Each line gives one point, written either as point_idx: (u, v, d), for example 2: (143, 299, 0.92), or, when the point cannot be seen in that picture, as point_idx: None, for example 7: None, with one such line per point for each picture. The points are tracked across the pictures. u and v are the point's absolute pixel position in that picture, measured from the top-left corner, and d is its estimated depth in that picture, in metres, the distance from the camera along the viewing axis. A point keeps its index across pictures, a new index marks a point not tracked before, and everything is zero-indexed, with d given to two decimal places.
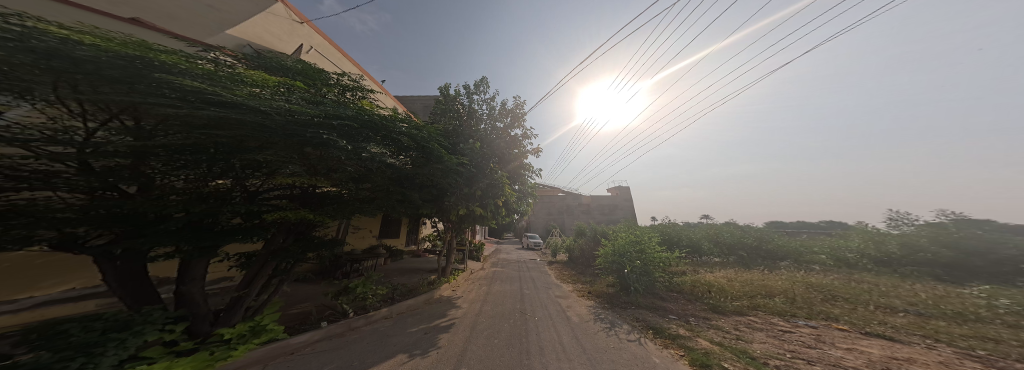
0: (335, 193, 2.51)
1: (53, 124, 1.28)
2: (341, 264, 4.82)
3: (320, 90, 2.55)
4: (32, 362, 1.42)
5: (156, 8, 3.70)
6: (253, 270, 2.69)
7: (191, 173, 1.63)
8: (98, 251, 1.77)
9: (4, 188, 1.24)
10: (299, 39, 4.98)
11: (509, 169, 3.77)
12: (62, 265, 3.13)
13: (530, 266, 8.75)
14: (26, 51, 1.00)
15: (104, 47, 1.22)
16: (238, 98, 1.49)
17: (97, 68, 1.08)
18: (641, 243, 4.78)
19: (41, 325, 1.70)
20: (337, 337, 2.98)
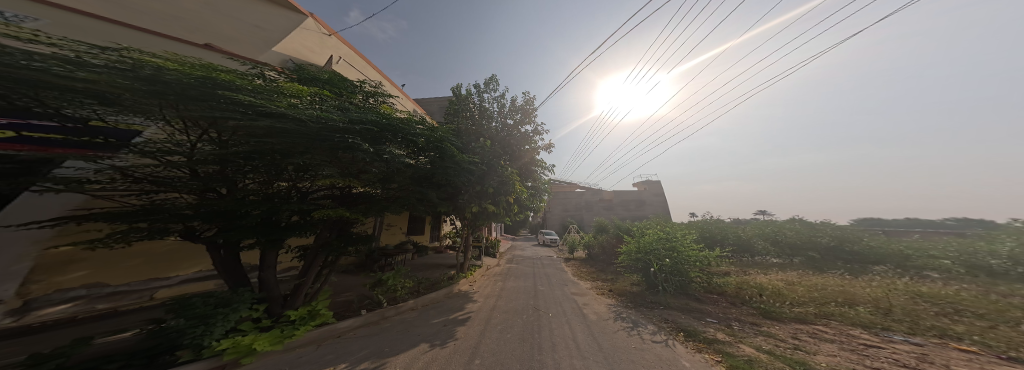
0: (367, 193, 2.85)
1: (169, 139, 1.77)
2: (376, 258, 5.38)
3: (346, 98, 2.94)
4: (175, 326, 2.14)
5: (220, 34, 4.61)
6: (308, 261, 3.18)
7: (258, 175, 2.08)
8: (206, 241, 2.34)
9: (149, 189, 1.78)
10: (328, 49, 5.93)
11: (521, 166, 3.86)
12: (195, 252, 4.19)
13: (549, 262, 8.64)
14: (139, 79, 1.39)
15: (186, 71, 1.62)
16: (282, 109, 1.85)
17: (185, 90, 1.48)
18: (673, 241, 4.38)
19: (178, 300, 2.39)
20: (372, 325, 3.35)
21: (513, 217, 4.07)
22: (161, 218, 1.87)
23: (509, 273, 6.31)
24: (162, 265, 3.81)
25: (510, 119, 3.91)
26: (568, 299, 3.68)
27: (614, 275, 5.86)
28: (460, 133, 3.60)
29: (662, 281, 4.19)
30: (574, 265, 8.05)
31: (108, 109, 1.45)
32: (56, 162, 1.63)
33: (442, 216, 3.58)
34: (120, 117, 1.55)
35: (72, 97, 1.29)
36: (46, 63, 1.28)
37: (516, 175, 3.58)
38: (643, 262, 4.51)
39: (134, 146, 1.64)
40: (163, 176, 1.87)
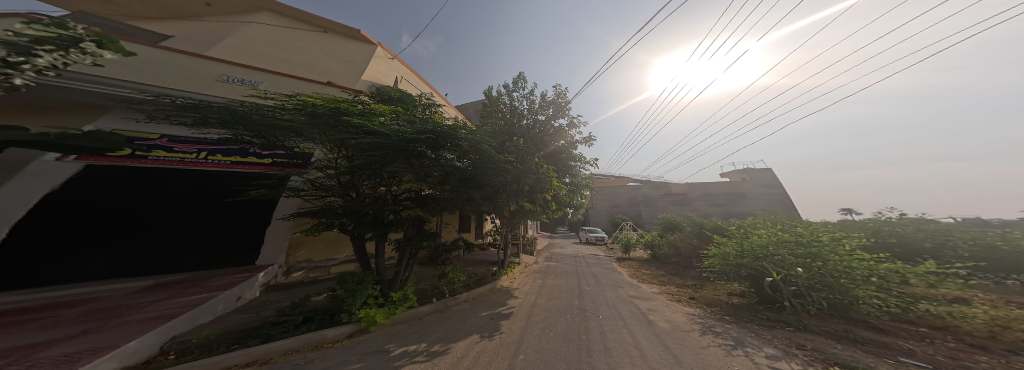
0: (432, 196, 3.52)
1: (329, 158, 3.05)
2: (439, 253, 6.38)
3: (412, 112, 3.83)
4: (339, 294, 3.44)
5: (334, 72, 7.09)
6: (400, 254, 4.11)
7: (371, 181, 3.11)
8: (346, 231, 3.52)
9: (322, 191, 3.11)
10: (393, 71, 8.18)
11: (556, 162, 4.20)
12: (344, 241, 6.78)
13: (599, 265, 7.88)
14: (311, 115, 2.60)
15: (325, 106, 2.64)
16: (374, 126, 2.74)
17: (327, 119, 2.61)
18: (805, 245, 3.48)
19: (341, 279, 3.72)
20: (440, 312, 3.90)
21: (547, 214, 4.19)
22: (329, 212, 3.10)
23: (555, 274, 6.19)
24: (331, 249, 6.48)
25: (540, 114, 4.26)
26: (645, 319, 3.11)
27: (692, 291, 4.64)
28: (496, 135, 4.11)
29: (789, 294, 3.37)
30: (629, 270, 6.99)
31: (295, 136, 2.79)
32: (288, 177, 3.35)
33: (486, 215, 3.92)
34: (303, 143, 2.98)
35: (284, 132, 2.74)
36: (273, 111, 2.59)
37: (552, 171, 3.77)
38: (756, 274, 3.80)
39: (314, 164, 2.96)
40: (327, 183, 3.20)
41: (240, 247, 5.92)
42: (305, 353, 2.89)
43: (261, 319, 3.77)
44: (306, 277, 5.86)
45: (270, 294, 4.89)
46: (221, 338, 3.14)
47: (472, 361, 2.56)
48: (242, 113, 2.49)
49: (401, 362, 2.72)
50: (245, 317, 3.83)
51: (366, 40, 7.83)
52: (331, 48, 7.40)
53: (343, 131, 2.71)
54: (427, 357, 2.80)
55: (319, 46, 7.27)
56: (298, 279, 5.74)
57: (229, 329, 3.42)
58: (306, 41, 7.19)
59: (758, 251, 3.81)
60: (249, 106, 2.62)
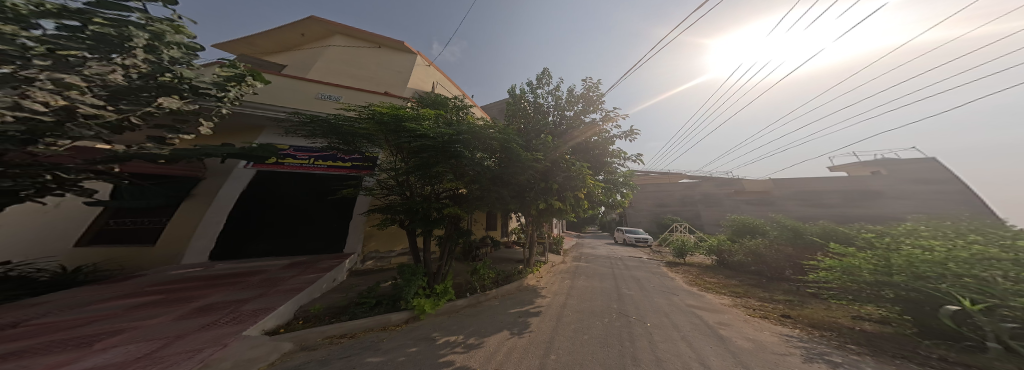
0: (466, 194, 3.82)
1: (393, 162, 3.73)
2: (470, 250, 7.08)
3: (451, 115, 4.31)
4: (400, 282, 4.07)
5: (387, 82, 8.64)
6: (442, 250, 4.56)
7: (420, 180, 3.61)
8: (402, 226, 4.14)
9: (387, 190, 3.81)
10: (429, 78, 9.61)
11: (589, 157, 4.71)
12: (399, 235, 7.91)
13: (646, 279, 7.12)
14: (378, 123, 3.23)
15: (385, 113, 3.24)
16: (420, 129, 3.19)
17: (388, 124, 3.21)
18: (954, 261, 2.50)
19: (402, 268, 4.38)
20: (473, 306, 4.20)
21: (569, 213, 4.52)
22: (390, 208, 3.72)
23: (597, 286, 6.05)
24: (391, 240, 7.70)
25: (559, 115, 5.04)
26: (712, 332, 3.13)
27: (788, 322, 3.58)
28: (525, 136, 4.41)
29: (998, 331, 2.07)
30: (685, 289, 6.05)
31: (367, 142, 3.57)
32: (364, 177, 4.23)
33: (513, 214, 4.09)
34: (372, 147, 3.74)
35: (361, 139, 3.52)
36: (353, 122, 3.38)
37: (586, 168, 3.75)
38: (933, 302, 2.60)
39: (381, 167, 3.66)
40: (388, 184, 3.88)
41: (334, 237, 7.41)
42: (377, 333, 3.49)
43: (345, 300, 4.78)
44: (378, 265, 7.22)
45: (353, 278, 6.15)
46: (326, 312, 4.16)
47: (508, 351, 2.67)
48: (335, 125, 3.36)
49: (445, 350, 3.02)
50: (336, 296, 4.94)
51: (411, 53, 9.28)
52: (383, 61, 9.00)
53: (400, 133, 3.28)
54: (465, 348, 3.00)
55: (376, 62, 8.95)
56: (370, 266, 7.07)
57: (331, 304, 4.50)
58: (369, 57, 8.98)
59: (926, 271, 2.60)
60: (338, 118, 3.48)
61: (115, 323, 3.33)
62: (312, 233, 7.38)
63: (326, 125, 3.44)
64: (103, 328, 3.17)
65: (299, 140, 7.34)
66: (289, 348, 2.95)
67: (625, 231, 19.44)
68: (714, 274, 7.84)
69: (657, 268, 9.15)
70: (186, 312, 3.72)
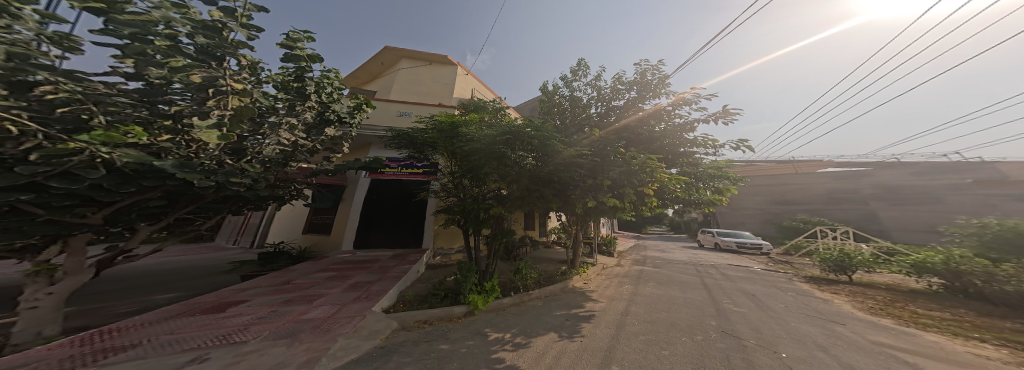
0: (508, 195, 4.00)
1: (450, 166, 4.32)
2: (511, 250, 8.15)
3: (491, 117, 4.78)
4: (461, 278, 4.52)
5: (437, 93, 10.16)
6: (488, 249, 4.86)
7: (469, 181, 4.01)
8: (454, 226, 4.60)
9: (445, 191, 4.42)
10: (468, 86, 10.94)
11: (654, 147, 4.36)
12: (454, 234, 9.22)
13: (768, 296, 5.29)
14: (440, 132, 3.82)
15: (442, 122, 3.81)
16: (471, 133, 3.53)
17: (449, 132, 3.76)
18: None
19: (461, 266, 4.79)
20: (518, 306, 4.55)
21: (628, 210, 4.22)
22: (450, 209, 4.25)
23: (682, 298, 4.96)
24: (451, 238, 9.11)
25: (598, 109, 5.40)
26: None
27: None
28: (568, 136, 4.62)
29: None
30: (855, 317, 4.05)
31: (432, 148, 4.30)
32: (428, 180, 5.03)
33: (553, 212, 4.11)
34: (434, 154, 4.44)
35: (427, 146, 4.28)
36: (422, 133, 4.16)
37: (648, 160, 3.37)
38: None
39: (444, 172, 4.31)
40: (445, 186, 4.46)
41: (415, 233, 9.16)
42: (446, 324, 3.93)
43: (419, 288, 5.78)
44: (444, 261, 8.53)
45: (431, 271, 7.28)
46: (411, 298, 5.03)
47: (562, 349, 2.72)
48: (413, 136, 4.22)
49: (498, 346, 3.07)
50: (416, 285, 6.04)
51: (457, 66, 10.59)
52: (433, 74, 10.44)
53: (456, 139, 3.75)
54: (515, 347, 2.99)
55: (427, 75, 10.39)
56: (438, 261, 8.44)
57: (418, 292, 5.45)
58: (425, 73, 10.43)
59: None
60: (413, 130, 4.30)
61: (321, 289, 5.13)
62: (401, 229, 9.26)
63: (405, 138, 4.32)
64: (317, 290, 5.03)
65: (389, 152, 9.51)
66: (394, 326, 3.71)
67: (717, 234, 15.32)
68: (927, 306, 4.91)
69: (788, 285, 6.66)
70: (346, 286, 5.31)
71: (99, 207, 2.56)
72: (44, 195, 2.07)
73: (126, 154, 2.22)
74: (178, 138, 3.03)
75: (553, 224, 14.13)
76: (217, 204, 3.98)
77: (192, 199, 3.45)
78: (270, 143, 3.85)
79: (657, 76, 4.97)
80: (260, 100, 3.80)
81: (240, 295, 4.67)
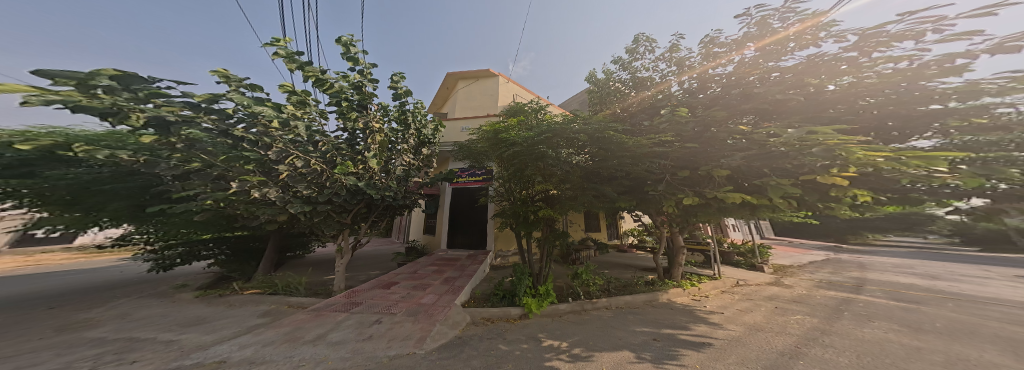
0: (559, 197, 4.03)
1: (496, 173, 4.69)
2: (572, 254, 8.06)
3: (533, 119, 4.92)
4: (517, 282, 4.64)
5: (487, 105, 11.11)
6: (543, 252, 4.82)
7: (516, 186, 4.23)
8: (506, 228, 4.82)
9: (496, 197, 4.78)
10: (513, 92, 11.50)
11: (797, 117, 3.33)
12: (509, 238, 9.81)
13: None
14: (496, 140, 4.16)
15: (492, 129, 4.15)
16: (512, 138, 3.73)
17: (499, 140, 4.09)
18: None
19: (516, 269, 4.90)
20: (580, 314, 4.27)
21: (787, 208, 3.29)
22: (504, 212, 4.49)
23: (863, 342, 3.28)
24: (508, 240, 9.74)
25: (690, 84, 4.59)
26: None
27: None
28: (630, 127, 4.23)
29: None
30: None
31: (485, 157, 4.73)
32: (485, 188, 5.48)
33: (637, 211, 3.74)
34: (485, 161, 4.83)
35: (479, 154, 4.74)
36: (477, 142, 4.63)
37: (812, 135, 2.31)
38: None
39: (495, 177, 4.70)
40: (498, 192, 4.76)
41: (479, 235, 10.12)
42: (505, 324, 4.09)
43: (483, 287, 6.35)
44: (504, 262, 9.33)
45: (494, 271, 7.91)
46: (476, 294, 5.63)
47: None
48: (471, 147, 4.77)
49: (554, 354, 2.94)
50: (481, 283, 6.67)
51: (499, 75, 11.25)
52: (482, 88, 11.45)
53: (502, 146, 4.03)
54: (571, 358, 2.80)
55: (478, 90, 11.49)
56: (498, 262, 9.28)
57: (484, 291, 5.99)
58: (475, 88, 11.54)
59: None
60: (472, 140, 4.82)
61: (438, 278, 6.36)
62: (472, 229, 10.30)
63: (467, 151, 4.91)
64: (435, 279, 6.30)
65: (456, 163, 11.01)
66: (468, 319, 4.18)
67: None
68: None
69: None
70: (444, 278, 6.37)
71: (347, 213, 5.32)
72: (333, 205, 4.83)
73: (348, 180, 4.62)
74: (365, 166, 5.10)
75: (630, 226, 12.52)
76: (388, 209, 6.19)
77: (374, 208, 5.83)
78: (398, 165, 5.60)
79: (792, 19, 3.68)
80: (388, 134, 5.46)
81: (398, 276, 6.44)
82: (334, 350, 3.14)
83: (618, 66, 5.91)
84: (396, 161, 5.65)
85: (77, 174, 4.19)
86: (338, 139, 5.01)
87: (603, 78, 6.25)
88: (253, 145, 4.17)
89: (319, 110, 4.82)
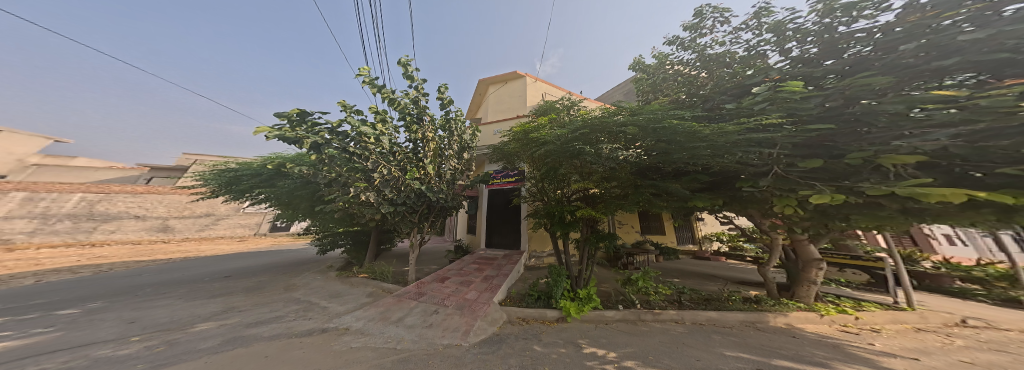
0: (608, 195, 3.91)
1: (529, 173, 4.65)
2: (622, 256, 7.66)
3: (568, 117, 4.80)
4: (554, 283, 4.56)
5: (517, 106, 11.17)
6: (582, 253, 4.63)
7: (553, 185, 4.17)
8: (539, 228, 4.77)
9: (531, 197, 4.74)
10: (541, 91, 11.37)
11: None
12: (543, 239, 9.73)
13: None
14: (529, 141, 4.15)
15: (524, 129, 4.13)
16: (541, 136, 3.71)
17: (532, 142, 4.05)
18: None
19: (552, 269, 4.81)
20: (634, 323, 3.94)
21: None
22: (538, 212, 4.47)
23: None
24: (543, 242, 9.68)
25: (803, 50, 3.49)
26: None
27: None
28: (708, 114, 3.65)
29: None
30: None
31: (518, 158, 4.77)
32: (518, 188, 5.52)
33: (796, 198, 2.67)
34: (519, 162, 4.85)
35: (512, 156, 4.82)
36: (507, 144, 4.70)
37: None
38: None
39: (529, 178, 4.63)
40: (532, 193, 4.73)
41: (513, 235, 10.19)
42: (540, 325, 4.06)
43: (521, 286, 6.45)
44: (539, 263, 9.39)
45: (532, 271, 7.95)
46: (516, 293, 5.75)
47: None
48: (504, 150, 4.86)
49: (594, 362, 2.80)
50: (518, 283, 6.78)
51: (527, 76, 11.20)
52: (512, 89, 11.55)
53: (535, 145, 4.01)
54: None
55: (507, 92, 11.64)
56: (533, 263, 9.38)
57: (519, 290, 6.05)
58: (505, 90, 11.72)
59: None
60: (504, 143, 4.86)
61: (478, 275, 6.69)
62: (506, 229, 10.42)
63: (502, 152, 5.02)
64: (477, 275, 6.67)
65: (491, 165, 11.38)
66: (504, 318, 4.29)
67: None
68: None
69: None
70: (485, 275, 6.69)
71: (410, 212, 6.05)
72: (403, 206, 5.59)
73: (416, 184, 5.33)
74: (425, 172, 5.74)
75: (705, 231, 11.06)
76: (442, 211, 6.79)
77: (430, 208, 6.49)
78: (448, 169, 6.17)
79: None
80: (437, 142, 5.98)
81: (448, 271, 7.00)
82: (408, 332, 3.68)
83: (676, 47, 5.20)
84: (445, 165, 6.16)
85: (290, 185, 6.43)
86: (404, 148, 5.70)
87: (655, 63, 5.55)
88: (358, 158, 5.15)
89: (394, 125, 5.56)
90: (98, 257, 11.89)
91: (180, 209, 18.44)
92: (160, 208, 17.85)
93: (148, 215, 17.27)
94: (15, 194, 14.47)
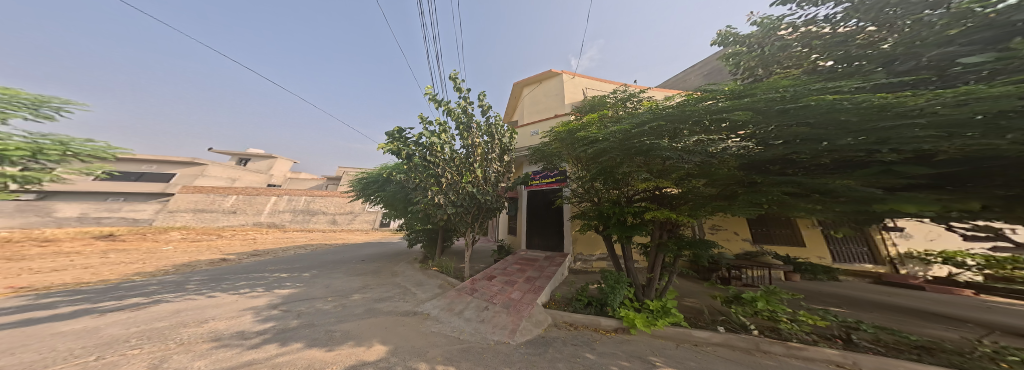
0: (686, 192, 3.47)
1: (575, 174, 4.41)
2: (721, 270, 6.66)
3: (621, 110, 4.47)
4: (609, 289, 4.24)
5: (555, 106, 10.85)
6: (653, 260, 4.13)
7: (608, 185, 3.86)
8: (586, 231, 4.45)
9: (581, 198, 4.45)
10: (580, 88, 10.86)
11: None
12: (592, 242, 9.15)
13: None
14: (575, 141, 3.96)
15: (570, 128, 3.97)
16: (592, 135, 3.52)
17: (581, 144, 3.82)
18: None
19: (609, 276, 4.46)
20: (750, 354, 3.11)
21: None
22: (587, 213, 4.20)
23: None
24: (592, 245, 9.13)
25: None
26: None
27: None
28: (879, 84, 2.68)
29: None
30: None
31: (559, 158, 4.60)
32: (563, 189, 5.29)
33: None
34: (562, 162, 4.70)
35: (556, 158, 4.67)
36: (549, 144, 4.64)
37: None
38: None
39: (575, 178, 4.37)
40: (581, 195, 4.49)
41: (557, 237, 9.86)
42: (592, 333, 3.78)
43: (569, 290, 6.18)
44: (586, 266, 8.95)
45: (583, 275, 7.52)
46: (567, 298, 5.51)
47: None
48: (542, 151, 4.75)
49: None
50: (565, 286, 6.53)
51: (564, 73, 10.82)
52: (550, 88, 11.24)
53: (583, 145, 3.77)
54: None
55: (545, 91, 11.38)
56: (579, 266, 8.96)
57: (564, 294, 5.78)
58: (541, 91, 11.53)
59: None
60: (546, 142, 4.72)
61: (524, 275, 6.72)
62: (547, 231, 10.16)
63: (542, 154, 4.84)
64: (529, 276, 6.68)
65: (530, 166, 11.34)
66: (550, 320, 4.16)
67: None
68: None
69: None
70: (537, 276, 6.63)
71: (466, 215, 6.50)
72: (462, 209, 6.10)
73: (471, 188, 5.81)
74: (477, 177, 6.11)
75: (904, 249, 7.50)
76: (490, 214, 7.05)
77: (479, 211, 6.84)
78: (495, 172, 6.45)
79: None
80: (483, 147, 6.32)
81: (495, 270, 7.25)
82: (467, 324, 3.93)
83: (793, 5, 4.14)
84: (490, 169, 6.38)
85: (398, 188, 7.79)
86: (460, 155, 6.17)
87: (760, 30, 4.66)
88: (431, 164, 5.94)
89: (451, 134, 6.07)
90: (305, 238, 17.79)
91: (341, 207, 23.99)
92: (332, 207, 23.63)
93: (327, 212, 23.36)
94: (285, 196, 22.69)
